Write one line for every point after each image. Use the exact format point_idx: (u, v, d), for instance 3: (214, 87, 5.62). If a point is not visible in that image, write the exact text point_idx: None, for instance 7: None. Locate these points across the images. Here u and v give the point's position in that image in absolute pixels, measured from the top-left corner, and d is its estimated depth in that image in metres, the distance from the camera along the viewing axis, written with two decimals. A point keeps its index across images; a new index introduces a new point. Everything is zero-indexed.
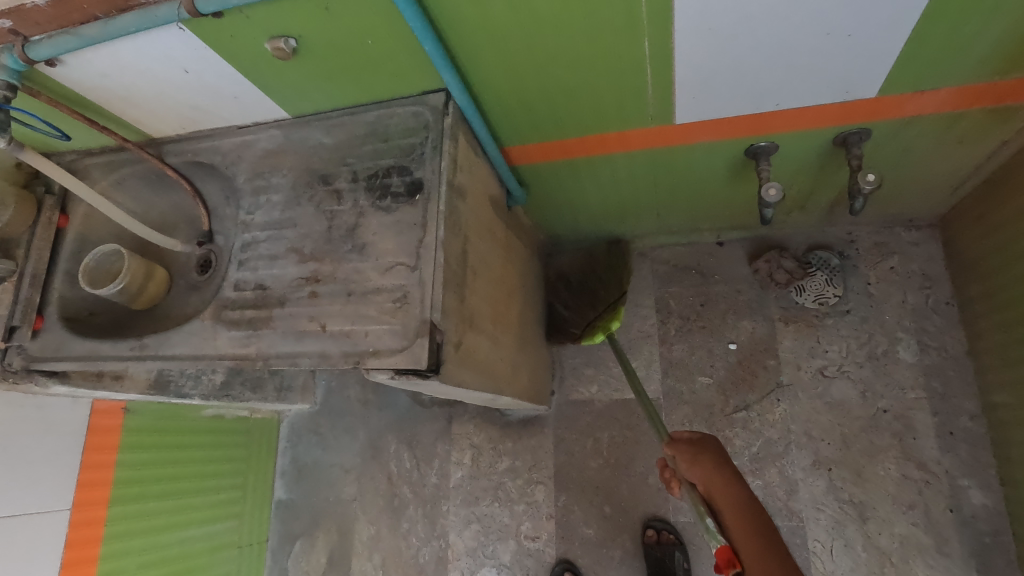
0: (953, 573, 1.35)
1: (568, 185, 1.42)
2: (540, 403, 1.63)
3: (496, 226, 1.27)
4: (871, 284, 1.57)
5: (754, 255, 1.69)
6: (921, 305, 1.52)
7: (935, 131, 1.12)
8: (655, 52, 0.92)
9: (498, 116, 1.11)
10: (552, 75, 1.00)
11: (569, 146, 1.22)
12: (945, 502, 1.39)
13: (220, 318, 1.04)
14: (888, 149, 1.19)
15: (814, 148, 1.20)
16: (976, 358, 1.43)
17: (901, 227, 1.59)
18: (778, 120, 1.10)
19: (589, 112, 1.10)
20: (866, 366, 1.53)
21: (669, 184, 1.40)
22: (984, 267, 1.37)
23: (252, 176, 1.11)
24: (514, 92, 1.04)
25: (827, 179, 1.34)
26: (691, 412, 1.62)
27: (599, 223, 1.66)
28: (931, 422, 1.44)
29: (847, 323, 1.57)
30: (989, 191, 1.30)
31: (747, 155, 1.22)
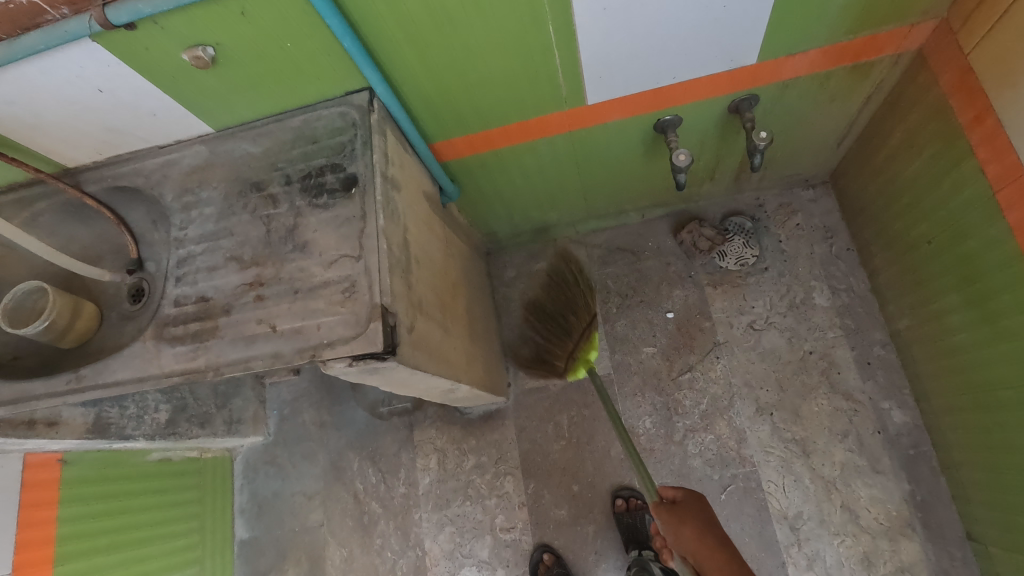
0: (889, 488, 1.48)
1: (497, 177, 1.48)
2: (497, 395, 1.66)
3: (434, 220, 1.31)
4: (782, 241, 1.73)
5: (677, 228, 1.81)
6: (827, 254, 1.69)
7: (811, 92, 1.27)
8: (558, 36, 1.01)
9: (422, 112, 1.16)
10: (468, 67, 1.06)
11: (493, 138, 1.29)
12: (873, 425, 1.53)
13: (162, 337, 1.01)
14: (775, 111, 1.33)
15: (712, 117, 1.33)
16: (879, 292, 1.59)
17: (800, 187, 1.76)
18: (678, 92, 1.21)
19: (506, 101, 1.17)
20: (788, 315, 1.67)
21: (591, 167, 1.50)
22: (871, 212, 1.54)
23: (180, 193, 1.10)
24: (433, 87, 1.10)
25: (729, 147, 1.48)
26: (641, 381, 1.71)
27: (532, 214, 1.73)
28: (851, 356, 1.59)
29: (767, 279, 1.71)
30: (865, 144, 1.48)
31: (656, 130, 1.33)
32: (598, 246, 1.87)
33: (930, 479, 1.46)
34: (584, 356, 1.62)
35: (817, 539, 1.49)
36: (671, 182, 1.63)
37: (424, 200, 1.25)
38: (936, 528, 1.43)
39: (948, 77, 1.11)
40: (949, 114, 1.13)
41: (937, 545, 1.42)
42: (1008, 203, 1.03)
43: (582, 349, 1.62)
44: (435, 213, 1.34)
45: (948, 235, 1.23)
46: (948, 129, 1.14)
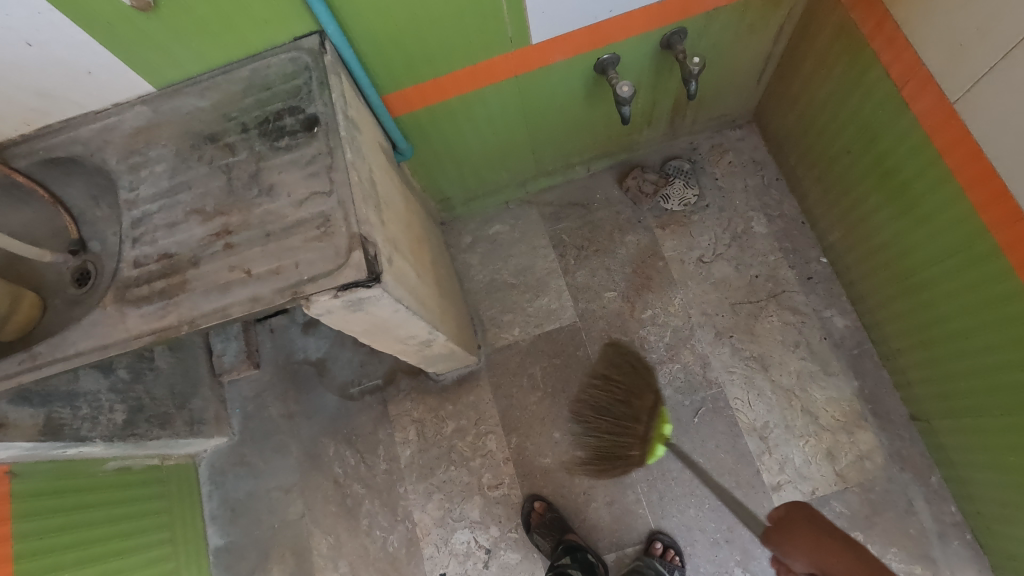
0: (841, 386, 1.61)
1: (448, 133, 1.50)
2: (470, 354, 1.67)
3: (390, 170, 1.31)
4: (718, 179, 1.85)
5: (621, 177, 1.90)
6: (760, 186, 1.82)
7: (731, 23, 1.38)
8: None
9: (372, 59, 1.17)
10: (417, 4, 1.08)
11: (443, 87, 1.31)
12: (820, 333, 1.66)
13: (125, 300, 0.96)
14: (702, 46, 1.44)
15: (646, 55, 1.41)
16: (809, 214, 1.74)
17: (728, 128, 1.89)
18: (615, 27, 1.28)
19: (455, 43, 1.20)
20: (732, 245, 1.78)
21: (537, 117, 1.55)
22: (793, 138, 1.68)
23: (126, 155, 1.05)
24: (383, 29, 1.11)
25: (662, 88, 1.58)
26: (607, 324, 1.77)
27: (483, 174, 1.76)
28: (793, 274, 1.72)
29: (709, 215, 1.82)
30: (782, 76, 1.61)
31: (597, 70, 1.40)
32: (550, 204, 1.92)
33: (874, 373, 1.61)
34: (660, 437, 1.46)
35: (785, 444, 1.59)
36: (613, 129, 1.71)
37: (380, 148, 1.25)
38: (885, 415, 1.57)
39: None
40: (852, 28, 1.26)
41: (889, 430, 1.56)
42: (911, 96, 1.16)
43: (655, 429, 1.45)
44: (391, 165, 1.34)
45: (863, 140, 1.36)
46: (852, 42, 1.28)
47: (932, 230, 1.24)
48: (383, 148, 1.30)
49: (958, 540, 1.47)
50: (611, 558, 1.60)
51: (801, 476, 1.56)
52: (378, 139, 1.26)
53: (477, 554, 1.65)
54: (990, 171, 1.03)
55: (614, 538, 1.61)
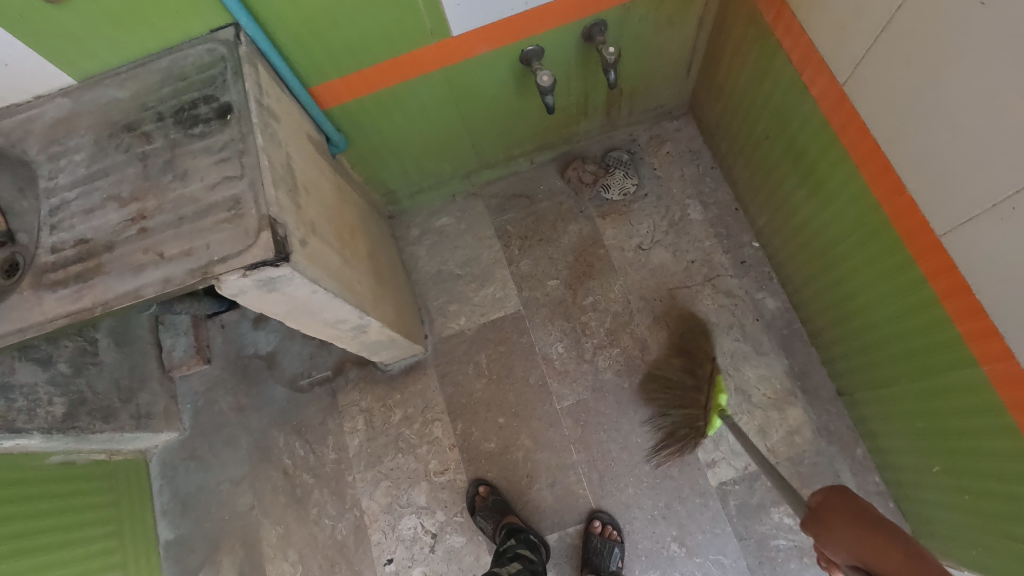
0: (772, 365, 1.67)
1: (383, 125, 1.54)
2: (414, 342, 1.71)
3: (319, 158, 1.34)
4: (656, 169, 1.91)
5: (564, 168, 1.95)
6: (696, 175, 1.88)
7: (650, 14, 1.44)
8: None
9: (292, 51, 1.21)
10: None
11: (370, 78, 1.35)
12: (752, 314, 1.72)
13: (41, 284, 0.98)
14: (624, 37, 1.49)
15: (570, 47, 1.46)
16: (741, 200, 1.80)
17: (665, 119, 1.95)
18: (534, 19, 1.33)
19: (375, 32, 1.24)
20: (670, 232, 1.84)
21: (471, 108, 1.59)
22: (722, 127, 1.75)
23: (46, 145, 1.08)
24: (299, 21, 1.15)
25: (592, 80, 1.63)
26: (550, 311, 1.82)
27: (425, 167, 1.80)
28: (727, 258, 1.78)
29: (648, 204, 1.88)
30: (709, 66, 1.68)
31: (523, 62, 1.45)
32: (495, 196, 1.97)
33: (803, 351, 1.67)
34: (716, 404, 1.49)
35: None
36: (550, 121, 1.76)
37: (306, 138, 1.29)
38: (813, 391, 1.63)
39: None
40: (759, 18, 1.32)
41: (816, 405, 1.62)
42: (810, 80, 1.22)
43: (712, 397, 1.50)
44: (321, 155, 1.37)
45: (778, 124, 1.42)
46: (761, 30, 1.34)
47: (837, 207, 1.30)
48: (311, 138, 1.34)
49: (882, 508, 1.52)
50: (553, 538, 1.64)
51: (734, 452, 1.61)
52: (304, 128, 1.29)
53: (424, 539, 1.68)
54: (877, 147, 1.09)
55: (556, 518, 1.65)
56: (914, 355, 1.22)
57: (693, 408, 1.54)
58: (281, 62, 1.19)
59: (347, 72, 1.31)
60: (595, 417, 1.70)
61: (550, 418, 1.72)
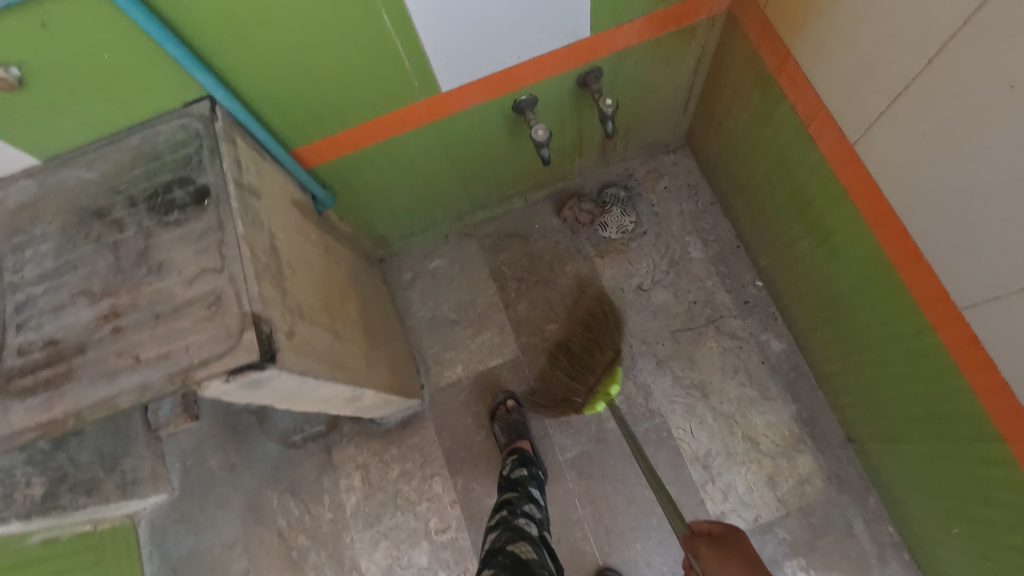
0: (780, 411, 1.62)
1: (370, 177, 1.47)
2: (411, 396, 1.64)
3: (303, 222, 1.27)
4: (654, 205, 1.85)
5: (559, 206, 1.89)
6: (696, 210, 1.83)
7: (647, 58, 1.38)
8: (393, 19, 1.02)
9: (269, 114, 1.13)
10: (311, 62, 1.06)
11: (355, 135, 1.28)
12: (757, 357, 1.67)
13: (8, 392, 0.91)
14: (621, 81, 1.43)
15: (564, 93, 1.40)
16: (742, 237, 1.75)
17: (662, 152, 1.89)
18: (527, 71, 1.27)
19: (358, 92, 1.16)
20: (671, 272, 1.79)
21: (462, 155, 1.52)
22: (722, 164, 1.69)
23: (9, 233, 1.00)
24: (276, 85, 1.08)
25: (587, 122, 1.57)
26: None
27: (415, 211, 1.74)
28: (730, 298, 1.73)
29: (647, 242, 1.83)
30: (707, 102, 1.62)
31: (515, 111, 1.39)
32: (489, 236, 1.91)
33: (811, 395, 1.62)
34: (605, 391, 1.48)
35: (727, 471, 1.60)
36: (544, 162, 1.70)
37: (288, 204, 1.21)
38: (823, 438, 1.58)
39: (754, 30, 1.25)
40: (761, 64, 1.27)
41: (826, 452, 1.57)
42: (817, 133, 1.17)
43: (603, 383, 1.48)
44: (305, 217, 1.30)
45: (781, 170, 1.37)
46: (762, 77, 1.28)
47: (847, 261, 1.25)
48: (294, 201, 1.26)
49: (896, 560, 1.49)
50: None
51: (743, 504, 1.57)
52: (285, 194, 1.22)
53: None
54: (890, 211, 1.05)
55: None
56: (928, 406, 1.18)
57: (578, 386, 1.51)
58: (258, 128, 1.11)
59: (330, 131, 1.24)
60: (599, 468, 1.65)
61: (553, 471, 1.66)
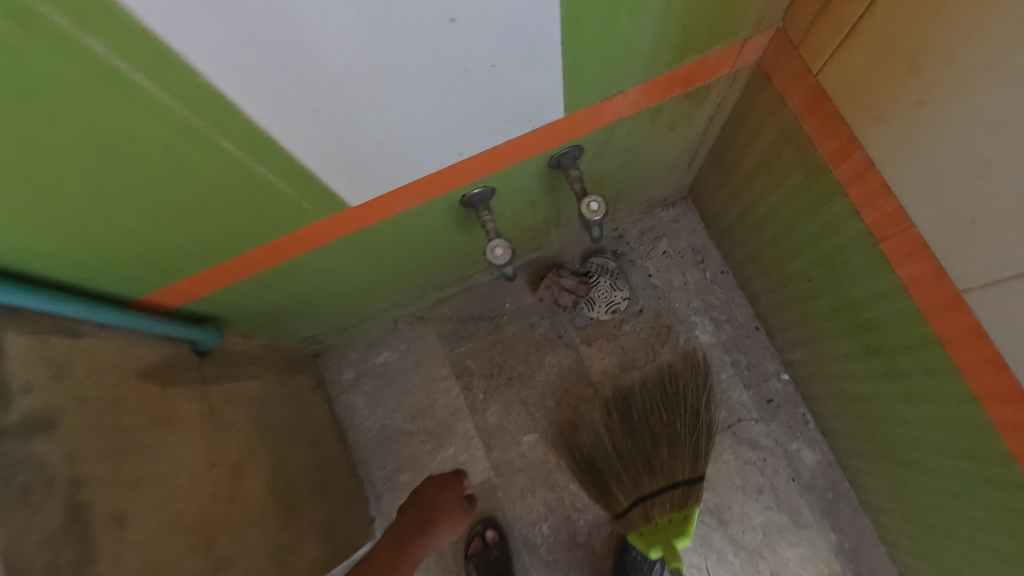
0: (816, 542, 1.31)
1: (274, 296, 1.09)
2: (355, 551, 1.29)
3: (162, 399, 0.89)
4: (651, 275, 1.49)
5: (533, 280, 1.52)
6: (702, 281, 1.47)
7: (643, 126, 1.00)
8: (253, 147, 0.64)
9: (85, 271, 0.75)
10: (124, 205, 0.67)
11: (233, 267, 0.90)
12: (786, 473, 1.35)
13: None
14: (608, 154, 1.05)
15: (529, 179, 1.02)
16: (763, 319, 1.40)
17: (658, 207, 1.52)
18: (475, 167, 0.88)
19: (224, 229, 0.78)
20: (674, 363, 1.44)
21: (398, 253, 1.14)
22: (737, 234, 1.33)
23: None
24: (87, 242, 0.70)
25: (564, 198, 1.19)
26: (529, 478, 1.43)
27: (349, 308, 1.35)
28: (749, 397, 1.40)
29: (644, 323, 1.47)
30: (721, 159, 1.24)
31: (464, 206, 1.00)
32: (448, 320, 1.53)
33: (852, 522, 1.31)
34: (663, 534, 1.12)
35: None
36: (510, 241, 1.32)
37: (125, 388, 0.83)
38: None
39: (800, 98, 0.88)
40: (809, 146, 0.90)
41: None
42: (895, 257, 0.81)
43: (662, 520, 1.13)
44: (166, 387, 0.91)
45: (827, 276, 1.01)
46: (808, 160, 0.92)
47: (924, 416, 0.91)
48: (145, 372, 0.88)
49: None
50: None
51: None
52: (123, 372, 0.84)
53: None
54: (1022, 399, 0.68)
55: None
56: (987, 547, 0.91)
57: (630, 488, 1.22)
58: (67, 301, 0.74)
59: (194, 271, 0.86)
60: None
61: None
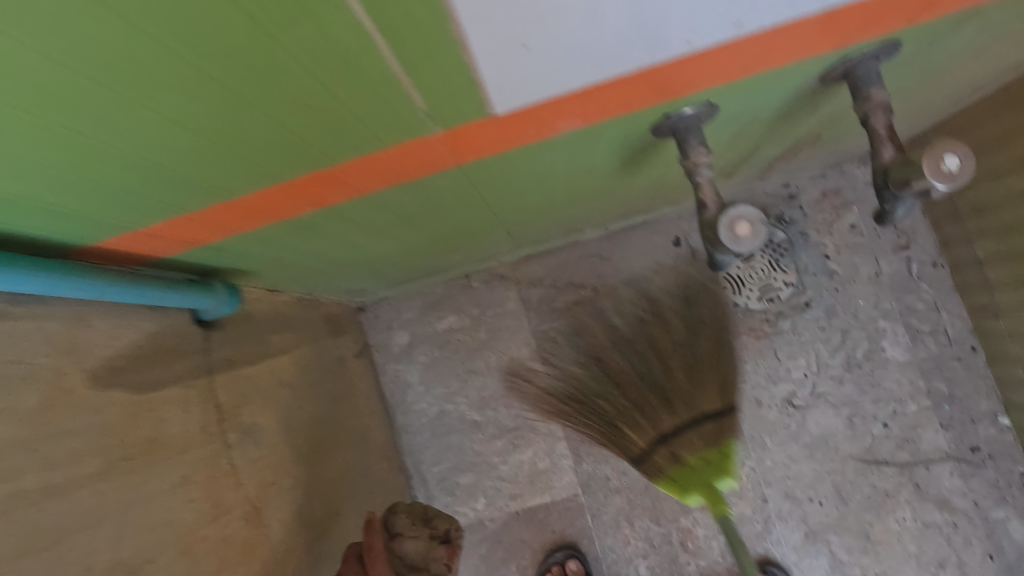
0: None
1: (318, 245, 0.68)
2: None
3: (137, 419, 0.52)
4: (830, 258, 1.07)
5: (661, 245, 1.12)
6: (902, 274, 1.05)
7: (1002, 26, 0.55)
8: (417, 19, 0.31)
9: (82, 226, 0.44)
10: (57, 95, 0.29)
11: (261, 202, 0.48)
12: (982, 548, 1.00)
13: None
14: (900, 76, 0.61)
15: (773, 102, 0.59)
16: (990, 340, 0.99)
17: (853, 162, 1.08)
18: (710, 66, 0.45)
19: (300, 153, 0.42)
20: (846, 382, 1.05)
21: (518, 203, 0.74)
22: (999, 218, 0.90)
23: None
24: (88, 184, 0.38)
25: (776, 138, 0.75)
26: (627, 503, 1.09)
27: (416, 265, 0.96)
28: (945, 441, 1.02)
29: (810, 323, 1.07)
30: (980, 125, 0.89)
31: (653, 133, 0.58)
32: (537, 283, 1.15)
33: None
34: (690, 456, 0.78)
35: None
36: (666, 185, 0.87)
37: (72, 419, 0.46)
38: None
39: None
40: None
41: None
42: None
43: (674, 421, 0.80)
44: (149, 394, 0.54)
45: None
46: None
47: None
48: (106, 373, 0.50)
49: None
50: None
51: None
52: (56, 376, 0.45)
53: None
54: None
55: None
56: None
57: (648, 426, 0.82)
58: (29, 267, 0.41)
59: (203, 209, 0.47)
60: None
61: None
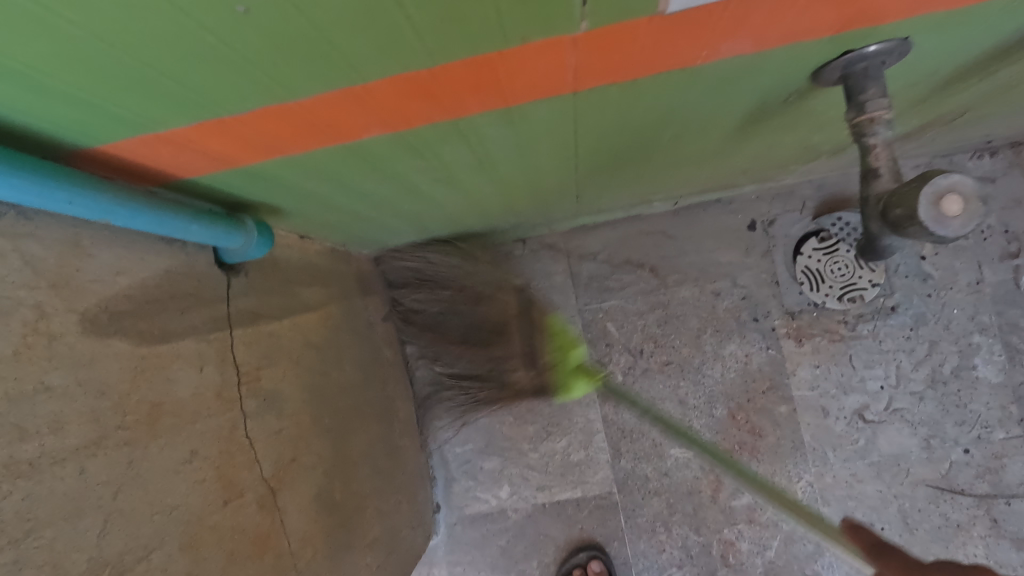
0: None
1: (375, 183, 0.56)
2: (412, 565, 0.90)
3: (144, 378, 0.41)
4: (927, 260, 0.95)
5: (733, 228, 1.00)
6: (1008, 286, 0.93)
7: None
8: None
9: (89, 112, 0.33)
10: None
11: (324, 110, 0.37)
12: None
13: None
14: None
15: (969, 46, 0.46)
16: None
17: (966, 154, 0.94)
18: None
19: (401, 45, 0.31)
20: (927, 399, 0.94)
21: (611, 156, 0.62)
22: None
23: None
24: (107, 40, 0.27)
25: (928, 107, 0.62)
26: (665, 508, 0.99)
27: (467, 223, 0.85)
28: None
29: (894, 330, 0.95)
30: None
31: (816, 79, 0.46)
32: (590, 258, 1.03)
33: None
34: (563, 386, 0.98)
35: None
36: (773, 155, 0.74)
37: (55, 373, 0.35)
38: None
39: None
40: None
41: None
42: None
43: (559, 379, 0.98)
44: (158, 347, 0.43)
45: None
46: None
47: None
48: (105, 318, 0.39)
49: None
50: None
51: None
52: (39, 318, 0.35)
53: None
54: None
55: None
56: None
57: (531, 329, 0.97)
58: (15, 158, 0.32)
59: (250, 112, 0.36)
60: None
61: None
